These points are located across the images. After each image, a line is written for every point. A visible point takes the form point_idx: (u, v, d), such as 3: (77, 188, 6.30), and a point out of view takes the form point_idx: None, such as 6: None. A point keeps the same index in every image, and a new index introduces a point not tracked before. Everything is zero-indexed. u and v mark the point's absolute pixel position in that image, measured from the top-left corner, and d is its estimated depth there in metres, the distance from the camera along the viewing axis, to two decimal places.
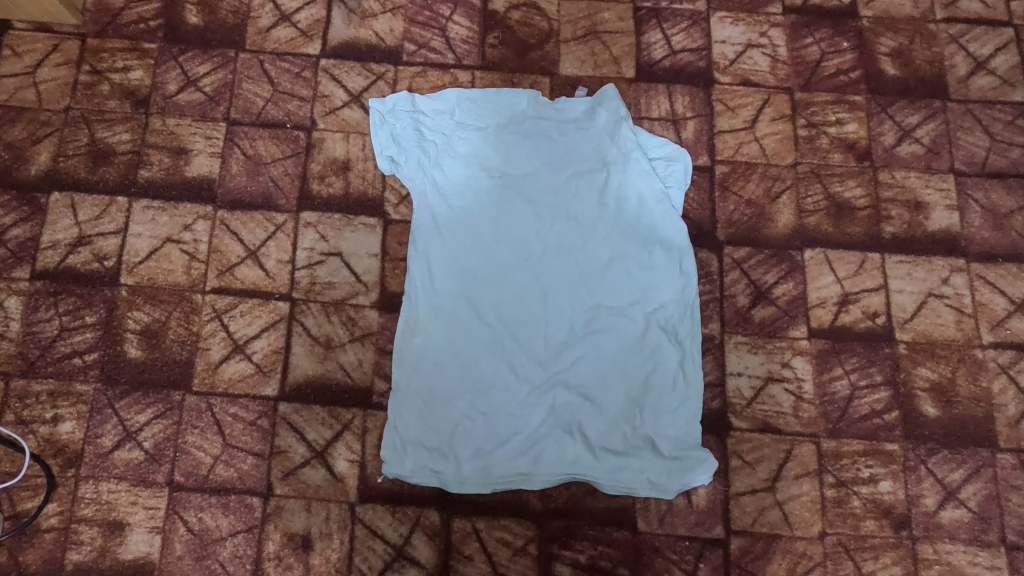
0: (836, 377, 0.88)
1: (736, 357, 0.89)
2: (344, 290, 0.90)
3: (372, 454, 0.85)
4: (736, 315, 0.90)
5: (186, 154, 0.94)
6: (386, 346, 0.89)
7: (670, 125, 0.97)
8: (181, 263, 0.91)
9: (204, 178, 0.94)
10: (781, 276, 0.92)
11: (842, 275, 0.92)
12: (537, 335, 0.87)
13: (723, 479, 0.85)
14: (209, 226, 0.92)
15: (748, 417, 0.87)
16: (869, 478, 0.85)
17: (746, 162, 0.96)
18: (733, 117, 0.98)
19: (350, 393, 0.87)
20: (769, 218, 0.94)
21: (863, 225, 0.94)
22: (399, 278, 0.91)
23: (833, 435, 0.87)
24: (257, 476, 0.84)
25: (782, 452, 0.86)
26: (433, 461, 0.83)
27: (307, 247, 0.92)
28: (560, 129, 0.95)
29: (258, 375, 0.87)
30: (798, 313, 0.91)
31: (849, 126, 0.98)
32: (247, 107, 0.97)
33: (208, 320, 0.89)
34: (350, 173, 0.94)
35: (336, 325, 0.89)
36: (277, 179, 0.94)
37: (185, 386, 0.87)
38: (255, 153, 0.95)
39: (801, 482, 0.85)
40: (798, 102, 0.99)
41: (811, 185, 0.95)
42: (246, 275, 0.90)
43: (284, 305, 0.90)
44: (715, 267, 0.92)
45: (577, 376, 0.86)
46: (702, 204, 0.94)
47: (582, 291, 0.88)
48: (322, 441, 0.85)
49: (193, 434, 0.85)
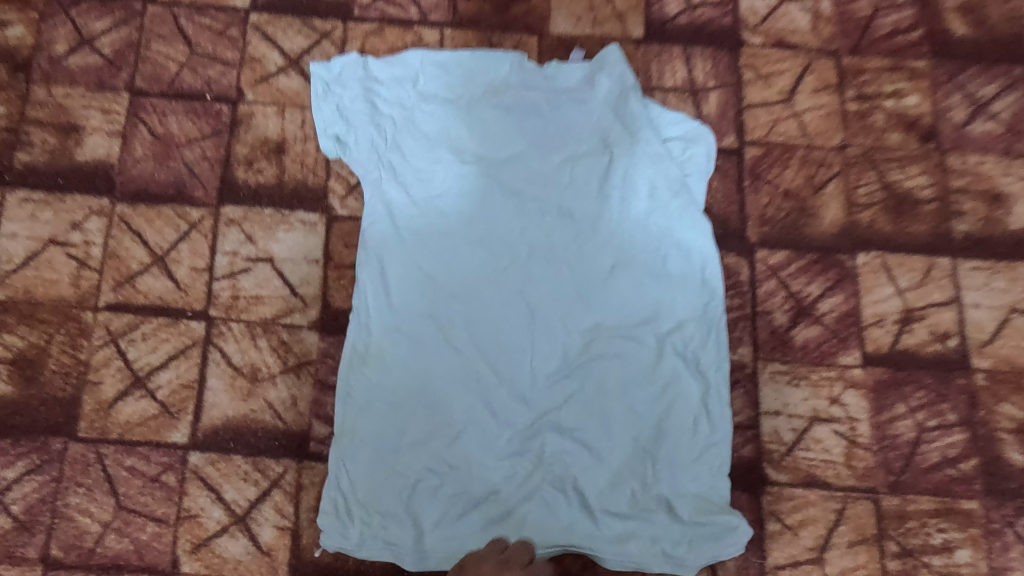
0: (899, 415, 0.70)
1: (772, 391, 0.70)
2: (275, 306, 0.71)
3: (309, 518, 0.66)
4: (773, 337, 0.71)
5: (77, 132, 0.74)
6: (329, 378, 0.69)
7: (688, 97, 0.78)
8: (67, 271, 0.71)
9: (99, 164, 0.74)
10: (827, 287, 0.73)
11: (903, 286, 0.73)
12: (521, 364, 0.68)
13: (757, 548, 0.67)
14: (104, 224, 0.72)
15: (788, 468, 0.68)
16: (942, 547, 0.67)
17: (783, 144, 0.77)
18: (766, 87, 0.79)
19: (281, 440, 0.68)
20: (812, 214, 0.75)
21: (929, 223, 0.75)
22: (346, 290, 0.72)
23: (897, 490, 0.68)
24: (160, 549, 0.65)
25: (832, 513, 0.67)
26: (386, 529, 0.65)
27: (229, 251, 0.72)
28: (552, 99, 0.76)
29: (163, 417, 0.68)
30: (850, 335, 0.72)
31: (910, 99, 0.79)
32: (155, 73, 0.77)
33: (100, 346, 0.69)
34: (286, 157, 0.75)
35: (265, 352, 0.70)
36: (193, 164, 0.74)
37: (68, 432, 0.67)
38: (166, 132, 0.75)
39: (857, 553, 0.67)
40: (847, 69, 0.79)
41: (863, 172, 0.76)
42: (150, 287, 0.71)
43: (199, 326, 0.70)
44: (745, 276, 0.73)
45: (573, 417, 0.67)
46: (728, 196, 0.75)
47: (578, 307, 0.69)
48: (244, 502, 0.66)
49: (77, 495, 0.66)
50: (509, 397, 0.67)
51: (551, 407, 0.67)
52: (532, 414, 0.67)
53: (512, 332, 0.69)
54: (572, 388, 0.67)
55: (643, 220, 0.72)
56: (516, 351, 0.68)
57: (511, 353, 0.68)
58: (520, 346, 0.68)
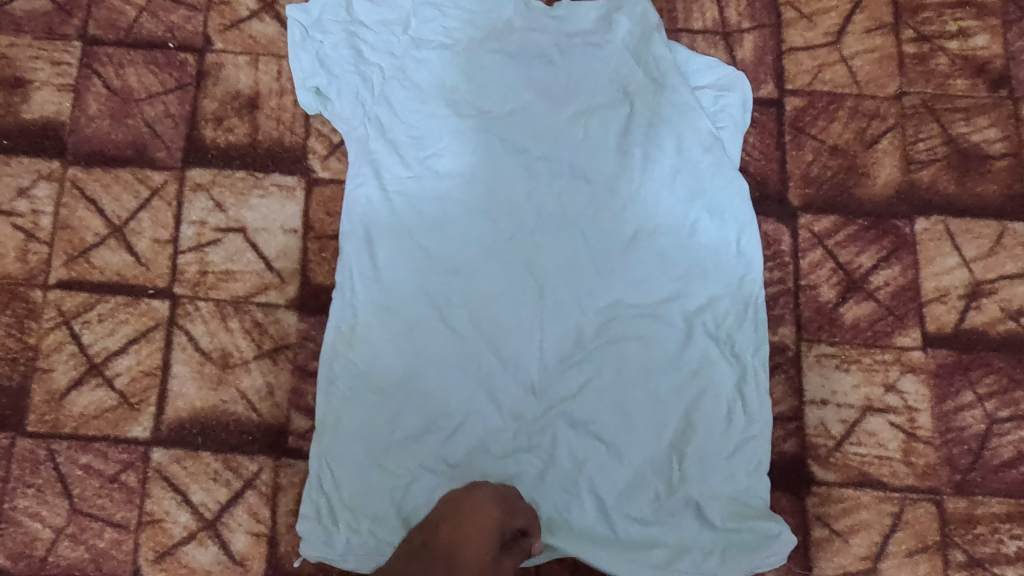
0: (966, 405, 0.60)
1: (818, 377, 0.61)
2: (248, 282, 0.62)
3: (287, 523, 0.58)
4: (818, 315, 0.62)
5: (24, 87, 0.66)
6: (309, 364, 0.61)
7: (719, 40, 0.68)
8: (13, 244, 0.63)
9: (49, 122, 0.65)
10: (882, 258, 0.63)
11: (970, 256, 0.63)
12: (528, 347, 0.59)
13: (801, 557, 0.58)
14: (56, 191, 0.64)
15: (837, 465, 0.59)
16: (1016, 556, 0.58)
17: (829, 93, 0.67)
18: (809, 28, 0.68)
19: (255, 434, 0.60)
20: (863, 173, 0.65)
21: (1000, 182, 0.65)
22: (328, 264, 0.63)
23: (964, 491, 0.59)
24: (119, 558, 0.58)
25: (888, 517, 0.58)
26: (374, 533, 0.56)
27: (196, 221, 0.63)
28: (561, 44, 0.66)
29: (122, 408, 0.60)
30: (908, 312, 0.62)
31: (977, 40, 0.68)
32: (112, 19, 0.68)
33: (51, 328, 0.61)
34: (259, 113, 0.66)
35: (236, 335, 0.61)
36: (154, 122, 0.65)
37: (15, 425, 0.59)
38: (124, 86, 0.66)
39: (918, 562, 0.58)
40: (904, 5, 0.69)
41: (923, 124, 0.66)
42: (107, 262, 0.63)
43: (162, 306, 0.62)
44: (785, 246, 0.63)
45: (588, 408, 0.58)
46: (765, 153, 0.65)
47: (594, 281, 0.60)
48: (214, 505, 0.58)
49: (26, 496, 0.58)
50: (515, 385, 0.58)
51: (563, 396, 0.58)
52: (542, 404, 0.58)
53: (518, 311, 0.60)
54: (588, 374, 0.59)
55: (668, 181, 0.62)
56: (522, 332, 0.59)
57: (516, 336, 0.59)
58: (527, 326, 0.59)
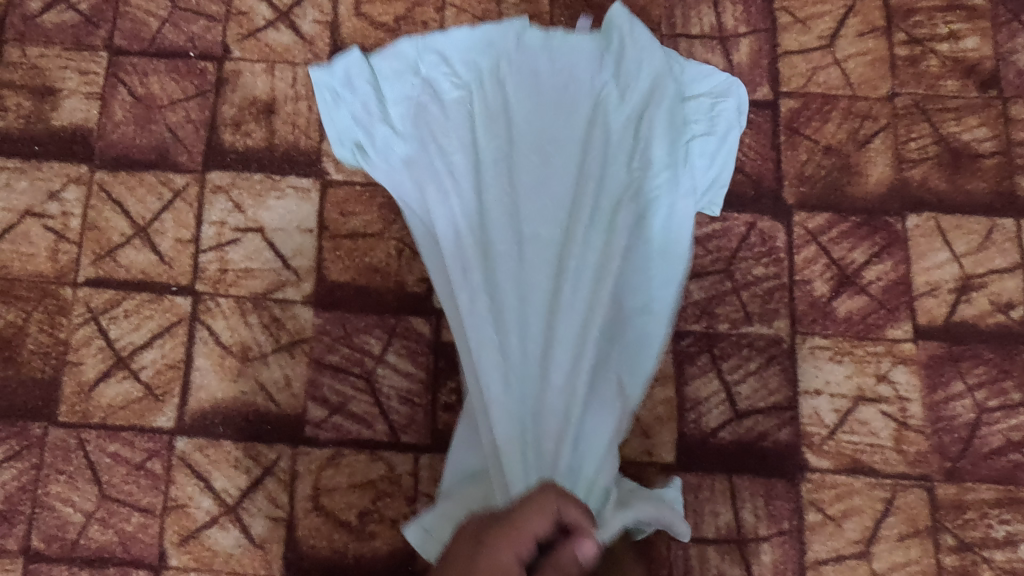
0: (956, 394, 0.63)
1: (812, 368, 0.63)
2: (266, 279, 0.65)
3: (304, 508, 0.61)
4: (812, 308, 0.64)
5: (54, 95, 0.69)
6: (324, 357, 0.64)
7: (716, 44, 0.70)
8: (45, 244, 0.66)
9: (78, 129, 0.69)
10: (874, 253, 0.66)
11: (961, 251, 0.66)
12: (544, 339, 0.57)
13: (796, 540, 0.60)
14: (84, 193, 0.67)
15: (831, 453, 0.62)
16: (1004, 540, 0.60)
17: (823, 95, 0.69)
18: (803, 32, 0.71)
19: (273, 424, 0.63)
20: (856, 172, 0.67)
21: (989, 179, 0.67)
22: (342, 261, 0.66)
23: (954, 478, 0.61)
24: (146, 541, 0.61)
25: (880, 503, 0.61)
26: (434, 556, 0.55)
27: (216, 221, 0.67)
28: (559, 42, 0.66)
29: (147, 399, 0.63)
30: (900, 305, 0.64)
31: (967, 42, 0.70)
32: (136, 30, 0.71)
33: (80, 323, 0.65)
34: (276, 118, 0.69)
35: (255, 329, 0.64)
36: (176, 128, 0.69)
37: (47, 416, 0.63)
38: (147, 93, 0.70)
39: (909, 546, 0.60)
40: (895, 9, 0.71)
41: (915, 124, 0.68)
42: (132, 260, 0.66)
43: (184, 302, 0.65)
44: (781, 242, 0.66)
45: (597, 413, 0.55)
46: (761, 153, 0.68)
47: (602, 279, 0.58)
48: (235, 491, 0.61)
49: (58, 483, 0.62)
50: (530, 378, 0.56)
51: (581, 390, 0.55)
52: (560, 397, 0.55)
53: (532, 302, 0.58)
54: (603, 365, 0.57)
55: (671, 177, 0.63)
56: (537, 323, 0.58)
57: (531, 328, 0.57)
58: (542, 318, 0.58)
